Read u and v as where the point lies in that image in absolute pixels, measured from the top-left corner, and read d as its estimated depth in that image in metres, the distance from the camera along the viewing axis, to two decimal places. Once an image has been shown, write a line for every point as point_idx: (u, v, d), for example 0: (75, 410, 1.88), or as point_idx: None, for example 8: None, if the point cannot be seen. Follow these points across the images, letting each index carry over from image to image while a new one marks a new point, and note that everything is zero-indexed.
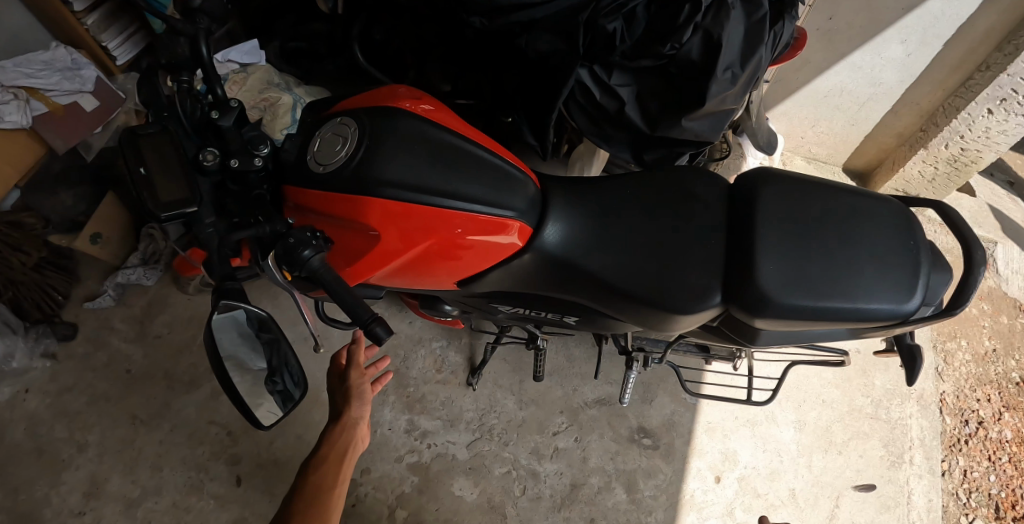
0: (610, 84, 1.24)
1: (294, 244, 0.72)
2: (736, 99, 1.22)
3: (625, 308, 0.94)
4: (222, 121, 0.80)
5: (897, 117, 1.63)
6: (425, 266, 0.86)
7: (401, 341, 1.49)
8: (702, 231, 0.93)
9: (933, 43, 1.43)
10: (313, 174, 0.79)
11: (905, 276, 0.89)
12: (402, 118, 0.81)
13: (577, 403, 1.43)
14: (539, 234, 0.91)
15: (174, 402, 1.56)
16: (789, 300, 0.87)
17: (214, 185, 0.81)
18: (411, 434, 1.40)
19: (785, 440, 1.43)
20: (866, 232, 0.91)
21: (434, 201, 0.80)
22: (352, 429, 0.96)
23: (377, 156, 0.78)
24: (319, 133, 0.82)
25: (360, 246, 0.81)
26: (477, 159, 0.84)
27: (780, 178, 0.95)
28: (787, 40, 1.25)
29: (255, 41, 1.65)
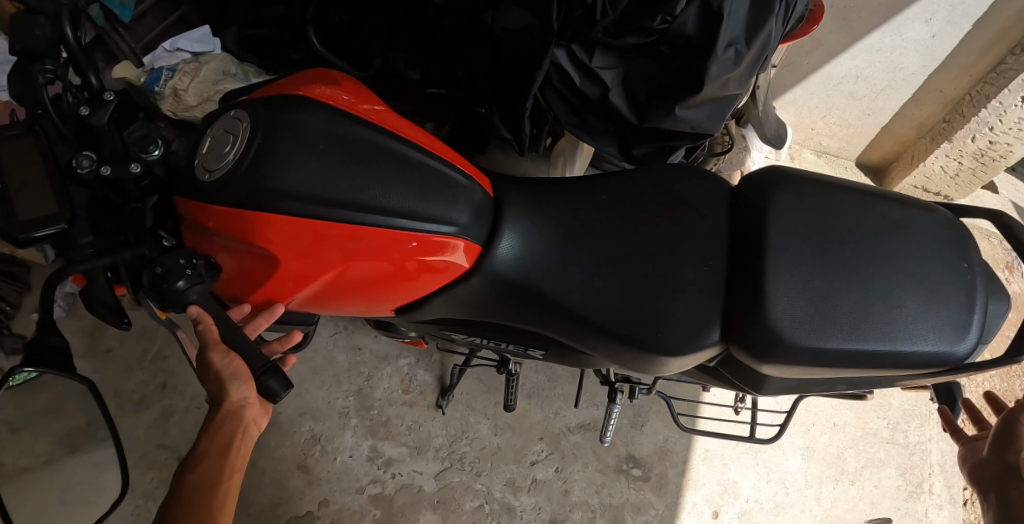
0: (591, 68, 1.07)
1: (162, 274, 0.60)
2: (740, 83, 1.04)
3: (605, 349, 0.79)
4: (92, 118, 0.64)
5: (918, 106, 1.46)
6: (348, 292, 0.73)
7: (365, 359, 1.35)
8: (696, 248, 0.78)
9: (962, 22, 1.25)
10: (197, 184, 0.66)
11: (948, 311, 0.74)
12: (309, 114, 0.67)
13: (558, 429, 1.28)
14: (494, 256, 0.76)
15: (123, 423, 1.39)
16: (809, 341, 0.72)
17: (93, 197, 0.66)
18: (374, 463, 1.26)
19: (791, 470, 1.27)
20: (901, 255, 0.76)
21: (357, 218, 0.66)
22: (231, 432, 0.63)
23: (275, 159, 0.65)
24: (209, 131, 0.69)
25: (257, 273, 0.68)
26: (416, 165, 0.70)
27: (797, 184, 0.79)
28: (802, 11, 1.04)
29: (207, 27, 1.50)
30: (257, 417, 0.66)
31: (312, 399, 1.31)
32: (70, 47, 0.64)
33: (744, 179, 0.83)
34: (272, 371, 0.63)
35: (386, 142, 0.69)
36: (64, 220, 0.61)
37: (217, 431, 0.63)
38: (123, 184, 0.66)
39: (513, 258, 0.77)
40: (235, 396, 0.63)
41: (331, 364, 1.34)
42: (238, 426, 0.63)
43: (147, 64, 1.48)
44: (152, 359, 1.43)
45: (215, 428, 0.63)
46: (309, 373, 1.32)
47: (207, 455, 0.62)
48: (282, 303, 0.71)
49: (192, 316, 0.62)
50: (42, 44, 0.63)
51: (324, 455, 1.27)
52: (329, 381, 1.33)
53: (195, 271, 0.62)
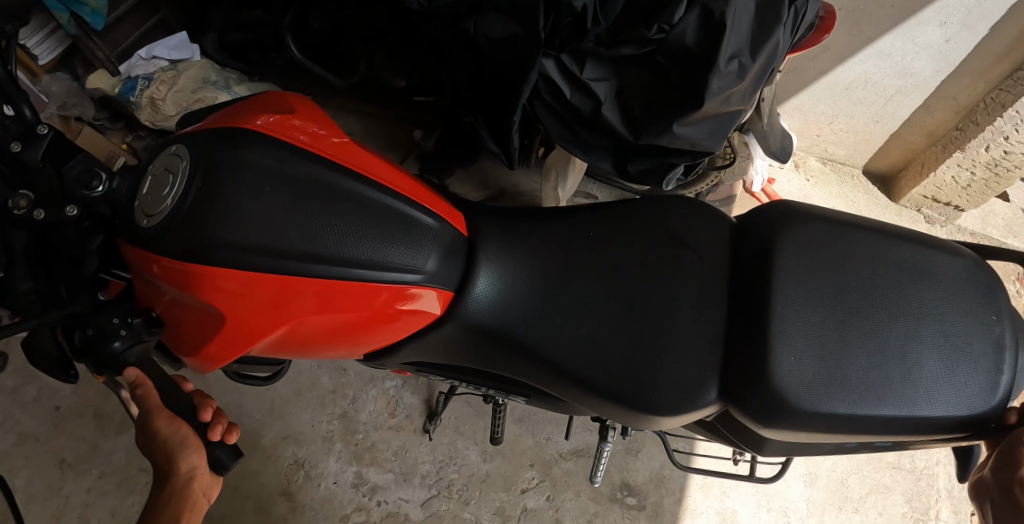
0: (582, 79, 0.96)
1: (94, 335, 0.56)
2: (743, 98, 0.94)
3: (593, 405, 0.74)
4: (25, 156, 0.56)
5: (929, 113, 1.39)
6: (311, 344, 0.68)
7: (350, 380, 1.29)
8: (688, 292, 0.73)
9: (978, 26, 1.18)
10: (137, 230, 0.59)
11: (971, 369, 0.68)
12: (255, 151, 0.61)
13: (550, 455, 1.24)
14: (470, 308, 0.72)
15: (104, 444, 1.33)
16: (815, 404, 0.67)
17: (32, 238, 0.58)
18: (359, 490, 1.21)
19: (793, 498, 1.22)
20: (917, 307, 0.70)
21: (319, 272, 0.61)
22: (181, 508, 0.56)
23: (223, 205, 0.59)
24: (149, 168, 0.62)
25: (202, 329, 0.61)
26: (384, 211, 0.65)
27: (803, 227, 0.74)
28: (812, 19, 0.93)
29: (185, 33, 1.44)
30: (207, 487, 0.58)
31: (295, 422, 1.25)
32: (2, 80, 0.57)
33: (747, 215, 0.78)
34: (217, 444, 0.57)
35: (351, 185, 0.64)
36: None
37: (165, 509, 0.55)
38: (64, 228, 0.59)
39: (499, 309, 0.72)
40: (183, 467, 0.55)
41: (315, 386, 1.28)
42: (187, 501, 0.56)
43: (123, 72, 1.42)
44: None
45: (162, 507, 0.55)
46: (292, 395, 1.27)
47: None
48: (233, 359, 0.64)
49: (129, 379, 0.56)
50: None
51: (308, 480, 1.22)
52: (314, 403, 1.27)
53: (132, 330, 0.57)
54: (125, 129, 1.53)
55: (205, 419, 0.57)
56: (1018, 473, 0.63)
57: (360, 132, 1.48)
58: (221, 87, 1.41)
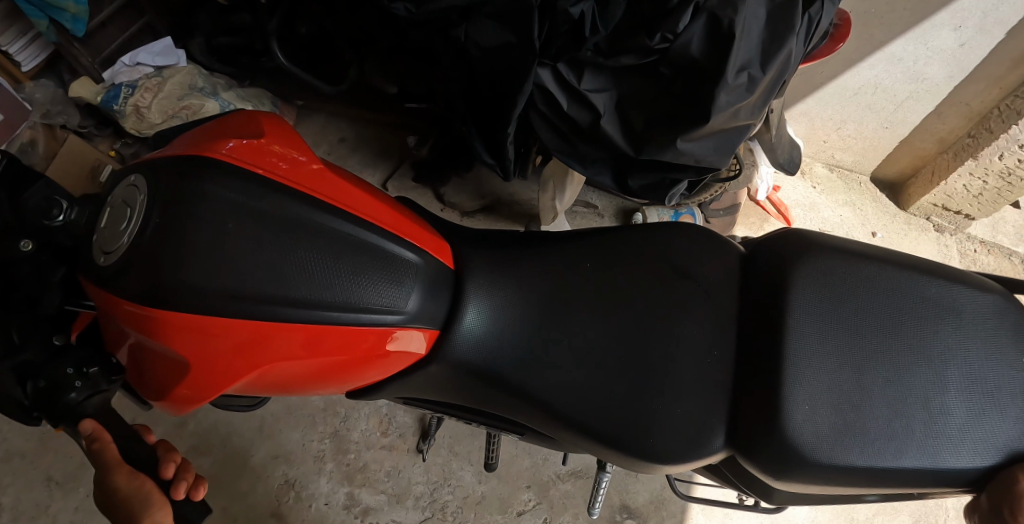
0: (579, 90, 0.89)
1: (46, 389, 0.51)
2: (752, 112, 0.88)
3: (592, 450, 0.69)
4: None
5: (941, 119, 1.34)
6: (288, 386, 0.63)
7: (343, 397, 1.26)
8: (700, 323, 0.69)
9: (995, 31, 1.13)
10: (93, 267, 0.55)
11: (999, 416, 0.63)
12: (217, 184, 0.56)
13: (547, 476, 1.21)
14: (457, 349, 0.67)
15: (91, 461, 1.27)
16: (831, 456, 0.63)
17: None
18: (351, 512, 1.18)
19: (798, 520, 1.20)
20: (938, 349, 0.65)
21: (291, 316, 0.56)
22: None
23: (185, 245, 0.54)
24: (109, 198, 0.58)
25: (167, 376, 0.56)
26: (362, 247, 0.60)
27: (816, 261, 0.69)
28: (827, 28, 0.86)
29: (170, 39, 1.39)
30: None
31: (285, 441, 1.22)
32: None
33: (758, 243, 0.74)
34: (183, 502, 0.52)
35: (328, 220, 0.59)
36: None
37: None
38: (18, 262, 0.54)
39: (492, 350, 0.68)
40: None
41: (305, 404, 1.25)
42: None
43: (108, 80, 1.37)
44: None
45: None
46: (283, 412, 1.24)
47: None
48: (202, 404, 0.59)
49: (85, 432, 0.51)
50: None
51: (299, 501, 1.18)
52: (304, 421, 1.23)
53: (88, 380, 0.52)
54: (113, 136, 1.44)
55: (167, 475, 0.51)
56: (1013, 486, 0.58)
57: (353, 137, 1.44)
58: (207, 94, 1.35)
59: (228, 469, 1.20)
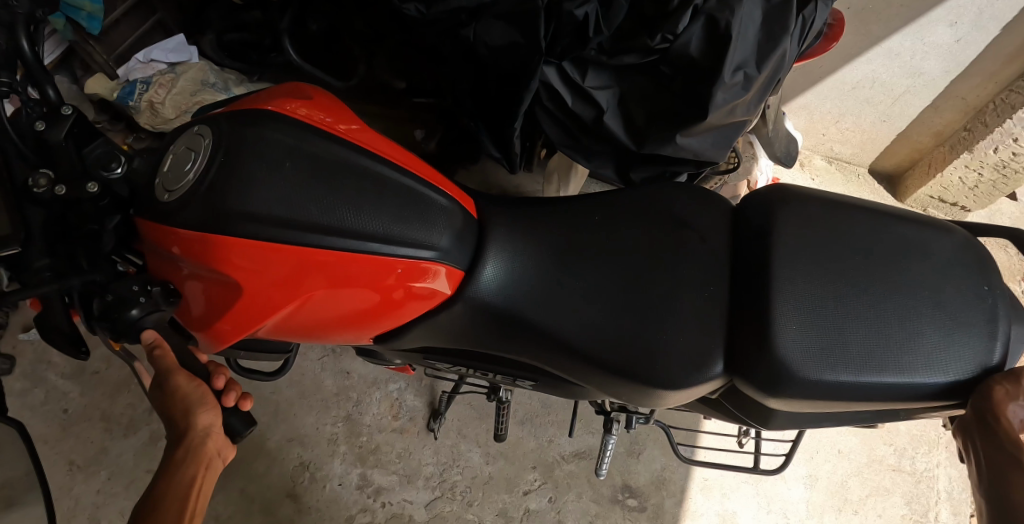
0: (584, 88, 0.93)
1: (112, 302, 0.54)
2: (748, 110, 0.92)
3: (599, 383, 0.72)
4: (49, 135, 0.54)
5: (937, 113, 1.38)
6: (318, 325, 0.67)
7: (354, 383, 1.31)
8: (694, 275, 0.71)
9: (990, 27, 1.18)
10: (157, 204, 0.60)
11: (967, 337, 0.68)
12: (276, 130, 0.61)
13: (552, 457, 1.26)
14: (474, 285, 0.70)
15: (113, 446, 1.31)
16: (820, 373, 0.66)
17: (50, 219, 0.56)
18: (364, 492, 1.23)
19: (793, 499, 1.25)
20: (913, 278, 0.70)
21: (334, 245, 0.60)
22: (195, 466, 0.55)
23: (235, 177, 0.58)
24: (172, 147, 0.63)
25: (218, 302, 0.60)
26: (394, 187, 0.64)
27: (801, 204, 0.74)
28: (821, 28, 0.90)
29: (182, 36, 1.43)
30: (223, 450, 0.57)
31: (300, 425, 1.27)
32: (28, 61, 0.54)
33: (746, 198, 0.77)
34: (231, 412, 0.58)
35: (360, 160, 0.63)
36: (16, 242, 0.52)
37: (178, 470, 0.54)
38: (82, 204, 0.57)
39: (507, 289, 0.71)
40: (200, 422, 0.55)
41: (319, 389, 1.30)
42: (203, 458, 0.55)
43: (122, 76, 1.42)
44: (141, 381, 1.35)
45: (175, 468, 0.54)
46: (298, 398, 1.28)
47: (167, 497, 0.53)
48: (235, 339, 0.63)
49: (148, 341, 0.55)
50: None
51: (313, 482, 1.23)
52: (318, 406, 1.28)
53: (151, 298, 0.56)
54: (125, 130, 1.48)
55: (218, 386, 0.58)
56: (996, 403, 0.64)
57: None
58: (220, 89, 1.40)
59: (245, 452, 1.24)
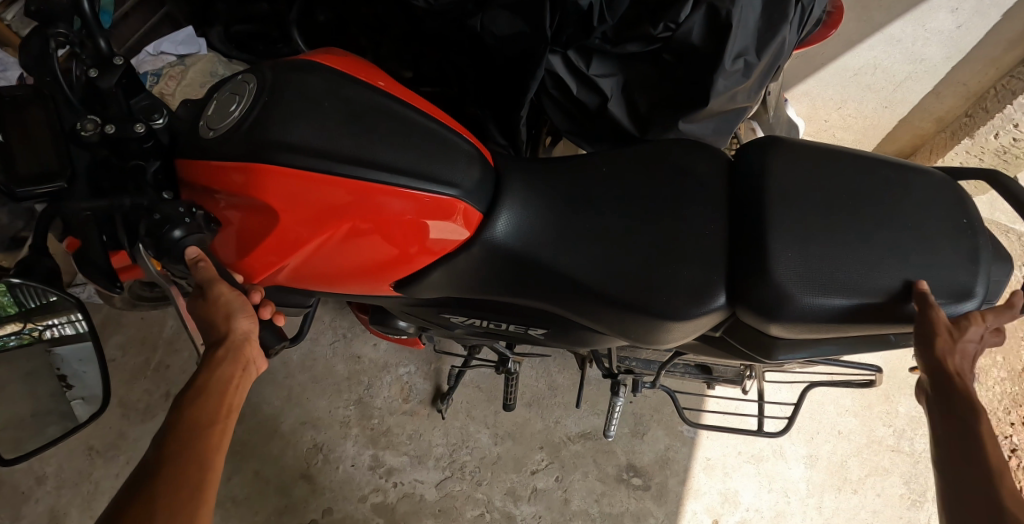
0: (588, 75, 0.95)
1: (159, 221, 0.60)
2: (749, 95, 0.93)
3: (607, 318, 0.74)
4: (101, 82, 0.59)
5: (938, 99, 1.39)
6: (338, 261, 0.70)
7: (365, 367, 1.34)
8: (699, 213, 0.73)
9: (990, 13, 1.19)
10: (200, 141, 0.64)
11: (957, 265, 0.70)
12: (314, 75, 0.66)
13: (559, 438, 1.29)
14: (490, 226, 0.72)
15: (130, 431, 1.33)
16: (814, 297, 0.69)
17: (95, 162, 0.61)
18: (376, 472, 1.26)
19: (793, 478, 1.28)
20: (904, 213, 0.72)
21: (365, 177, 0.63)
22: (235, 365, 0.62)
23: (276, 113, 0.63)
24: (216, 94, 0.67)
25: (256, 228, 0.65)
26: (416, 127, 0.67)
27: (794, 149, 0.76)
28: (820, 15, 0.91)
29: (191, 30, 1.46)
30: (255, 360, 0.65)
31: (313, 408, 1.30)
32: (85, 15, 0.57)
33: (750, 143, 0.78)
34: (265, 324, 0.68)
35: (385, 103, 0.67)
36: (63, 180, 0.57)
37: (219, 366, 0.61)
38: (129, 145, 0.61)
39: (517, 227, 0.73)
40: (239, 329, 0.63)
41: (331, 373, 1.33)
42: (240, 359, 0.63)
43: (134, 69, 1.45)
44: (156, 369, 1.38)
45: (215, 364, 0.61)
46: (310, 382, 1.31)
47: (209, 389, 0.60)
48: (273, 270, 0.69)
49: (190, 256, 0.61)
50: (57, 6, 0.57)
51: (327, 463, 1.26)
52: (330, 390, 1.32)
53: (194, 221, 0.62)
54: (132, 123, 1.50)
55: (255, 299, 0.67)
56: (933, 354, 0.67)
57: None
58: None
59: (260, 434, 1.27)
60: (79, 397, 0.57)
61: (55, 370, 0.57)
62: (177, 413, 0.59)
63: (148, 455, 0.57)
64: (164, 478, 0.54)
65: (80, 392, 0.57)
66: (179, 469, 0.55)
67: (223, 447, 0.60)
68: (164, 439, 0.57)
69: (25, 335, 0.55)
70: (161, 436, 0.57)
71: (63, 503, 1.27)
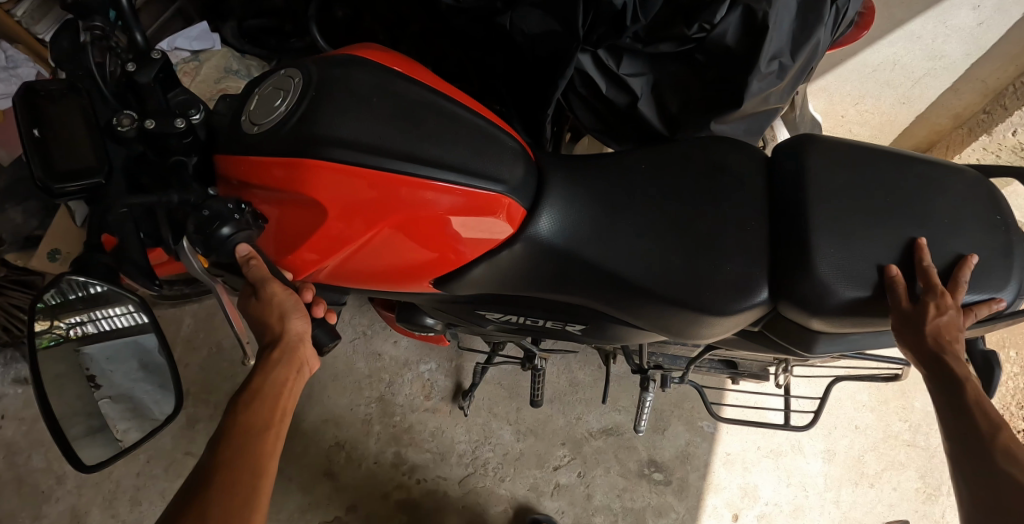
0: (618, 74, 0.94)
1: (208, 218, 0.57)
2: (781, 97, 0.93)
3: (651, 315, 0.71)
4: (140, 76, 0.58)
5: (956, 95, 1.40)
6: (369, 259, 0.67)
7: (386, 364, 1.35)
8: (740, 209, 0.70)
9: (1011, 9, 1.22)
10: (243, 136, 0.61)
11: (999, 260, 0.68)
12: (359, 71, 0.63)
13: (580, 434, 1.30)
14: (534, 222, 0.68)
15: None
16: (857, 292, 0.65)
17: (130, 157, 0.60)
18: (399, 469, 1.27)
19: (811, 473, 1.30)
20: (949, 209, 0.69)
21: (414, 172, 0.61)
22: (290, 368, 0.62)
23: (323, 108, 0.60)
24: (259, 87, 0.64)
25: (297, 225, 0.62)
26: (460, 123, 0.64)
27: (832, 144, 0.72)
28: (853, 16, 0.90)
29: (206, 24, 1.42)
30: (310, 361, 0.65)
31: (335, 405, 1.30)
32: (122, 10, 0.59)
33: (780, 146, 0.75)
34: (317, 323, 0.66)
35: (427, 98, 0.64)
36: (102, 175, 0.55)
37: (275, 369, 0.61)
38: (168, 140, 0.61)
39: (560, 223, 0.69)
40: (294, 333, 0.63)
41: (351, 371, 1.33)
42: (294, 362, 0.63)
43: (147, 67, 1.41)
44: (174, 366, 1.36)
45: (271, 366, 0.61)
46: (332, 379, 1.32)
47: (263, 392, 0.60)
48: (312, 270, 0.67)
49: (242, 254, 0.59)
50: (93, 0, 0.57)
51: (350, 461, 1.27)
52: (351, 388, 1.32)
53: (242, 217, 0.59)
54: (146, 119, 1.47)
55: (307, 298, 0.66)
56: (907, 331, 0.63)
57: None
58: (244, 77, 1.41)
59: None
60: (107, 396, 0.55)
61: (84, 370, 0.54)
62: (234, 417, 0.59)
63: (204, 459, 0.57)
64: (216, 486, 0.55)
65: (108, 390, 0.55)
66: (236, 474, 0.56)
67: (276, 451, 0.60)
68: (219, 443, 0.57)
69: (51, 334, 0.53)
70: (217, 441, 0.58)
71: (82, 503, 1.23)
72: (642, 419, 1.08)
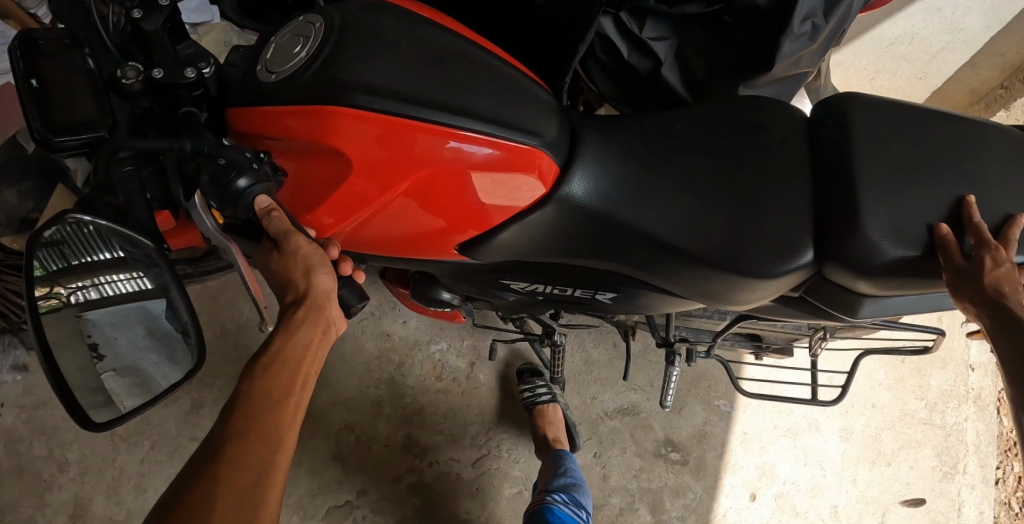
0: (641, 38, 0.91)
1: (224, 168, 0.53)
2: (811, 61, 0.90)
3: (688, 279, 0.68)
4: (145, 24, 0.54)
5: (975, 70, 1.41)
6: (395, 219, 0.64)
7: (395, 344, 1.31)
8: (780, 168, 0.68)
9: None
10: (260, 85, 0.57)
11: None
12: (385, 17, 0.60)
13: (595, 413, 1.28)
14: (566, 182, 0.65)
15: (153, 414, 1.26)
16: (903, 250, 0.63)
17: (136, 113, 0.56)
18: (411, 451, 1.24)
19: (828, 452, 1.29)
20: (994, 165, 0.66)
21: (447, 122, 0.57)
22: (315, 328, 0.60)
23: (348, 54, 0.57)
24: (275, 36, 0.60)
25: (320, 179, 0.59)
26: (491, 73, 0.61)
27: (871, 101, 0.70)
28: None
29: None
30: (335, 322, 0.62)
31: (343, 388, 1.27)
32: None
33: (817, 106, 0.72)
34: (345, 282, 0.64)
35: (458, 47, 0.61)
36: (105, 128, 0.51)
37: (299, 330, 0.58)
38: (177, 92, 0.56)
39: (593, 183, 0.66)
40: (320, 287, 0.60)
41: (360, 352, 1.30)
42: (321, 321, 0.60)
43: None
44: None
45: (296, 326, 0.59)
46: (341, 360, 1.28)
47: (284, 355, 0.58)
48: (334, 231, 0.63)
49: (262, 206, 0.55)
50: None
51: (359, 444, 1.24)
52: (360, 370, 1.29)
53: (260, 169, 0.55)
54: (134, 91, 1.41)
55: (333, 255, 0.62)
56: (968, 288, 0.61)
57: None
58: None
59: None
60: (112, 370, 0.49)
61: (86, 337, 0.49)
62: (253, 381, 0.56)
63: (220, 423, 0.54)
64: (227, 456, 0.51)
65: (112, 363, 0.49)
66: (253, 441, 0.53)
67: (296, 422, 0.57)
68: (231, 410, 0.54)
69: (51, 300, 0.47)
70: (234, 404, 0.55)
71: (85, 491, 1.20)
72: (668, 395, 1.05)
